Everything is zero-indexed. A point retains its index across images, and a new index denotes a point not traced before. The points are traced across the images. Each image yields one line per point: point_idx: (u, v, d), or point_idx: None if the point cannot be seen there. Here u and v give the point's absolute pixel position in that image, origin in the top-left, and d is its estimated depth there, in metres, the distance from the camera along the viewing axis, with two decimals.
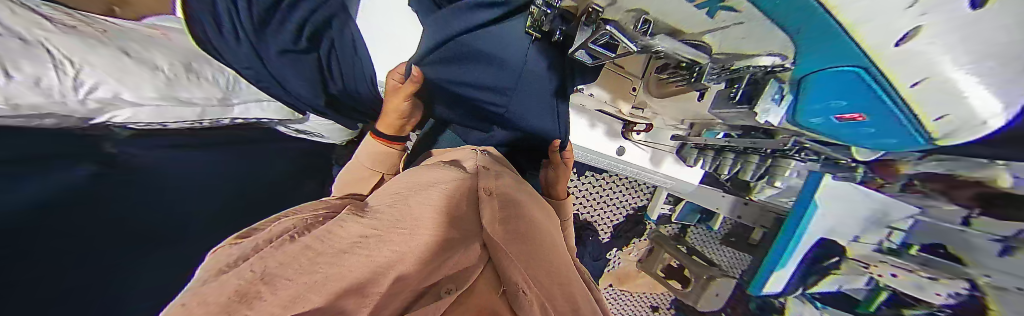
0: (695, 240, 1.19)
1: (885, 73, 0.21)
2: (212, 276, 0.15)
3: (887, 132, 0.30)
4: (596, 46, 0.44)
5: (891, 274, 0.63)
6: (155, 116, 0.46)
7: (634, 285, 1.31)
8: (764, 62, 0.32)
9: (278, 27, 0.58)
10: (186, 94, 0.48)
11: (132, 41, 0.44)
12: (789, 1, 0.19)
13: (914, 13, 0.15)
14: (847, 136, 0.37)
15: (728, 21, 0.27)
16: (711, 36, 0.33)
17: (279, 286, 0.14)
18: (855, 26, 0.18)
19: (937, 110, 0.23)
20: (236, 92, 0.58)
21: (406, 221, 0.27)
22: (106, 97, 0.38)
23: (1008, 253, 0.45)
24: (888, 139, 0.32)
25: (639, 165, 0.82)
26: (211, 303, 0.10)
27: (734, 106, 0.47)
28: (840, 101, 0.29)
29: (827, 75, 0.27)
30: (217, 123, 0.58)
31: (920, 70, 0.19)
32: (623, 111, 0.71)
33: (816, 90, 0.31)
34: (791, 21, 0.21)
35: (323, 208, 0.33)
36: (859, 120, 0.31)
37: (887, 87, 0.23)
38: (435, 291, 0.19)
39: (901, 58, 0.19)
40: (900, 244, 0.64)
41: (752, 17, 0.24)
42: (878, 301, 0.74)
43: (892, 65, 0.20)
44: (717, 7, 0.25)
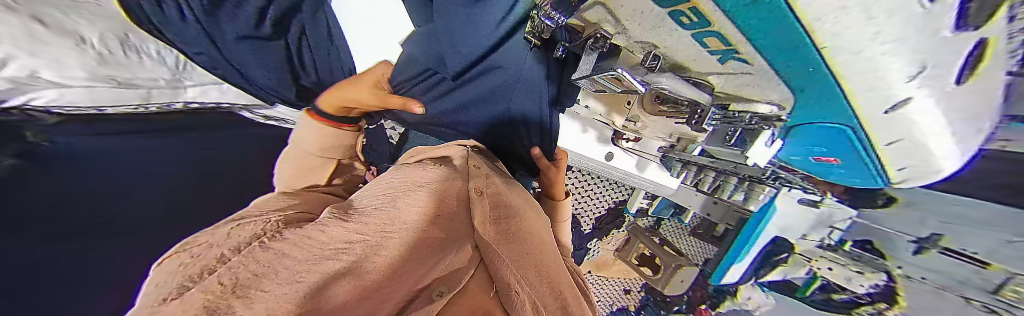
0: (667, 231, 1.29)
1: (873, 135, 0.36)
2: (180, 278, 0.13)
3: (855, 172, 0.49)
4: (603, 80, 0.42)
5: (829, 268, 0.74)
6: (87, 98, 0.50)
7: (609, 271, 1.39)
8: (760, 109, 0.39)
9: (232, 11, 0.55)
10: (125, 75, 0.52)
11: (56, 7, 0.43)
12: (812, 82, 0.28)
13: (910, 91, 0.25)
14: (824, 172, 0.57)
15: (737, 71, 0.32)
16: (716, 77, 0.36)
17: (265, 284, 0.13)
18: (860, 108, 0.30)
19: (903, 164, 0.41)
20: (187, 72, 0.60)
21: (393, 225, 0.27)
22: (16, 76, 0.41)
23: (918, 252, 0.60)
24: (855, 179, 0.53)
25: (625, 171, 0.84)
26: (195, 300, 0.09)
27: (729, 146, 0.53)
28: (823, 148, 0.46)
29: (816, 132, 0.42)
30: (166, 107, 0.61)
31: (896, 134, 0.33)
32: (615, 123, 0.69)
33: (807, 141, 0.47)
34: (804, 88, 0.30)
35: (291, 211, 0.31)
36: (834, 162, 0.50)
37: (871, 145, 0.38)
38: (427, 295, 0.19)
39: (883, 126, 0.33)
40: (837, 241, 0.73)
41: (759, 69, 0.29)
42: (813, 287, 0.84)
43: (877, 129, 0.34)
44: (731, 57, 0.29)
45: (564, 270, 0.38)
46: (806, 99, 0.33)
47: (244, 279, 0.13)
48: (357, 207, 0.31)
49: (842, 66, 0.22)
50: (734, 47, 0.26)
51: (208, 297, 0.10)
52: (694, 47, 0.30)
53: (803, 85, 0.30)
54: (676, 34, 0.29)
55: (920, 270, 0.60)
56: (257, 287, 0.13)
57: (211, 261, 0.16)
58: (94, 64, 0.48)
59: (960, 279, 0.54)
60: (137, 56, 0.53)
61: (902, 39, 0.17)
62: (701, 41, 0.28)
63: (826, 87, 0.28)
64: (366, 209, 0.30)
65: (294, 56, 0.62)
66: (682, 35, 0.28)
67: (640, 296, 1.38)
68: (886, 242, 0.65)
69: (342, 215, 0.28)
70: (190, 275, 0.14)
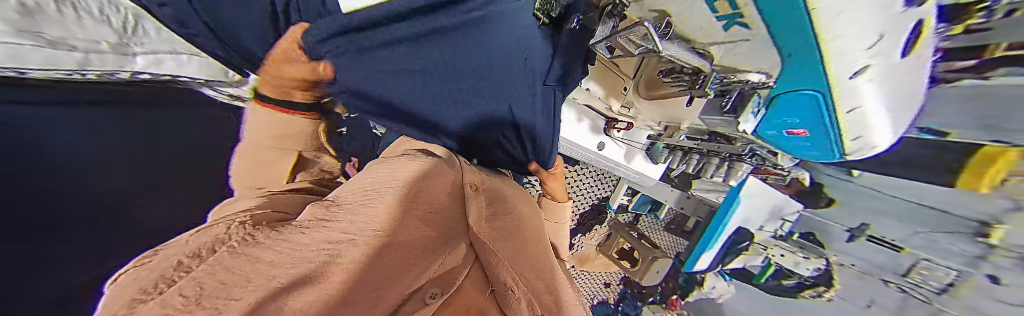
0: (644, 226, 1.38)
1: (833, 101, 0.33)
2: (145, 282, 0.11)
3: (817, 145, 0.44)
4: (622, 39, 0.42)
5: (782, 254, 0.80)
6: (17, 57, 0.37)
7: (591, 265, 1.44)
8: (751, 79, 0.40)
9: None
10: (50, 31, 0.42)
11: None
12: (793, 39, 0.28)
13: (866, 55, 0.25)
14: (792, 148, 0.51)
15: (736, 38, 0.34)
16: (718, 47, 0.38)
17: (243, 289, 0.11)
18: (833, 74, 0.29)
19: (858, 140, 0.38)
20: (136, 37, 0.53)
21: (384, 218, 0.25)
22: None
23: (854, 239, 0.67)
24: (816, 153, 0.48)
25: (614, 160, 0.89)
26: (150, 310, 0.07)
27: (723, 114, 0.52)
28: (796, 118, 0.41)
29: (791, 99, 0.38)
30: (115, 77, 0.50)
31: (856, 101, 0.32)
32: (613, 108, 0.77)
33: (781, 109, 0.42)
34: (790, 47, 0.30)
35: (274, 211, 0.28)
36: (801, 135, 0.44)
37: (832, 112, 0.35)
38: (419, 296, 0.19)
39: (846, 92, 0.31)
40: (787, 231, 0.81)
41: (759, 34, 0.31)
42: (767, 273, 0.89)
43: (841, 95, 0.32)
44: (734, 22, 0.32)
45: (556, 260, 0.40)
46: (791, 66, 0.33)
47: (217, 283, 0.11)
48: (342, 204, 0.28)
49: (826, 25, 0.24)
50: (740, 11, 0.29)
51: (171, 304, 0.08)
52: (703, 10, 0.33)
53: (795, 53, 0.30)
54: (691, 1, 0.33)
55: (852, 258, 0.68)
56: (233, 292, 0.11)
57: (176, 261, 0.14)
58: (15, 17, 0.38)
59: (879, 264, 0.63)
60: (72, 11, 0.45)
61: (871, 13, 0.21)
62: (711, 7, 0.31)
63: (807, 53, 0.29)
64: (353, 204, 0.28)
65: None
66: (696, 2, 0.32)
67: (619, 288, 1.46)
68: (824, 234, 0.73)
69: (325, 214, 0.25)
70: (146, 276, 0.12)
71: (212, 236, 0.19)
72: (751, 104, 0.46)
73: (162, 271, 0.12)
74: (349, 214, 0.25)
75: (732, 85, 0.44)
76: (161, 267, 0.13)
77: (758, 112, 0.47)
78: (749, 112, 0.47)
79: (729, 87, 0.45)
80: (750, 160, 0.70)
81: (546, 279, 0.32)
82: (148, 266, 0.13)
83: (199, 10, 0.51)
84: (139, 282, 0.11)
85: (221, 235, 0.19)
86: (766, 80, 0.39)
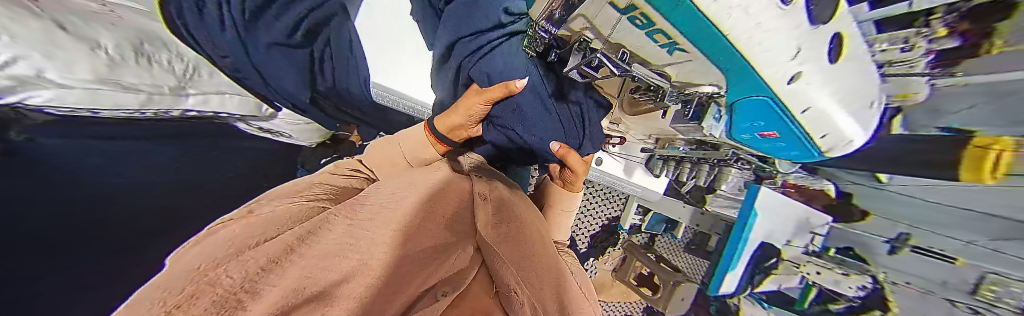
0: (661, 248, 1.31)
1: (785, 106, 0.28)
2: (195, 274, 0.14)
3: (791, 145, 0.38)
4: (587, 68, 0.46)
5: (818, 272, 0.64)
6: (85, 99, 0.46)
7: (607, 295, 1.32)
8: (706, 89, 0.37)
9: (271, 20, 0.62)
10: (131, 79, 0.50)
11: (75, 15, 0.46)
12: (720, 55, 0.24)
13: (795, 59, 0.21)
14: (767, 150, 0.46)
15: (682, 60, 0.31)
16: (671, 68, 0.36)
17: (273, 280, 0.15)
18: (771, 81, 0.24)
19: (830, 139, 0.32)
20: (194, 81, 0.62)
21: (397, 221, 0.26)
22: (23, 75, 0.38)
23: (896, 251, 0.56)
24: (792, 152, 0.41)
25: (614, 175, 0.94)
26: (197, 306, 0.10)
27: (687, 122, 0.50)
28: (760, 122, 0.35)
29: (743, 104, 0.33)
30: (166, 114, 0.61)
31: (806, 103, 0.26)
32: (602, 125, 0.80)
33: (739, 115, 0.37)
34: (720, 61, 0.25)
35: (283, 211, 0.29)
36: (774, 138, 0.38)
37: (789, 116, 0.29)
38: (433, 293, 0.21)
39: (793, 96, 0.26)
40: (820, 247, 0.68)
41: (698, 57, 0.27)
42: (810, 298, 0.74)
43: (791, 101, 0.26)
44: (674, 48, 0.29)
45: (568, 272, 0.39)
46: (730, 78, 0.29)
47: (252, 274, 0.15)
48: (365, 204, 0.31)
49: (743, 43, 0.20)
50: (675, 41, 0.27)
51: (219, 292, 0.12)
52: (644, 39, 0.31)
53: (726, 66, 0.26)
54: (632, 33, 0.31)
55: (903, 275, 0.54)
56: (263, 283, 0.14)
57: (212, 259, 0.17)
58: (103, 70, 0.46)
59: (940, 282, 0.48)
60: (149, 63, 0.53)
61: (783, 29, 0.18)
62: (651, 37, 0.29)
63: (736, 67, 0.25)
64: (374, 205, 0.30)
65: (318, 59, 0.71)
66: (638, 34, 0.30)
67: None
68: (864, 249, 0.61)
69: (348, 214, 0.29)
70: (184, 273, 0.15)
71: (224, 242, 0.21)
72: (711, 111, 0.43)
73: (194, 269, 0.15)
74: (367, 215, 0.28)
75: (691, 95, 0.43)
76: (205, 262, 0.16)
77: (721, 118, 0.43)
78: (709, 118, 0.44)
79: (689, 97, 0.44)
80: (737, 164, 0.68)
81: (556, 284, 0.32)
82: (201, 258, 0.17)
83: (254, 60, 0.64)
84: (204, 268, 0.15)
85: (232, 241, 0.21)
86: (719, 92, 0.36)
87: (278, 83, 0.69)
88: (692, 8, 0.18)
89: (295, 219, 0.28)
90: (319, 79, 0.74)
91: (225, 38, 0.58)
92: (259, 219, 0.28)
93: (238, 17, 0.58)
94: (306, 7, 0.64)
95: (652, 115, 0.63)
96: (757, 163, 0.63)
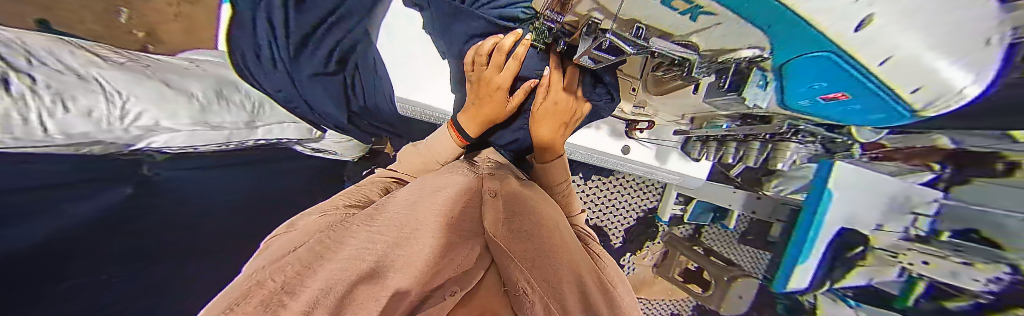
0: (709, 240, 1.16)
1: (856, 56, 0.26)
2: (240, 288, 0.16)
3: (871, 107, 0.34)
4: (600, 51, 0.41)
5: (925, 263, 0.52)
6: (187, 139, 0.57)
7: (651, 292, 1.23)
8: (745, 53, 0.35)
9: (311, 53, 0.73)
10: (217, 119, 0.61)
11: (173, 73, 0.60)
12: (764, 8, 0.23)
13: (862, 5, 0.19)
14: (836, 113, 0.41)
15: (710, 24, 0.31)
16: (698, 35, 0.35)
17: (307, 281, 0.17)
18: (830, 27, 0.23)
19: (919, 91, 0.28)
20: (260, 115, 0.72)
21: (411, 225, 0.30)
22: (147, 124, 0.50)
23: None
24: (875, 114, 0.36)
25: (644, 163, 0.90)
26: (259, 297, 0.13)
27: (723, 94, 0.46)
28: (822, 83, 0.33)
29: (804, 60, 0.31)
30: (241, 145, 0.69)
31: (888, 51, 0.24)
32: (625, 110, 0.74)
33: (800, 75, 0.34)
34: (761, 15, 0.24)
35: (311, 231, 0.31)
36: (843, 98, 0.35)
37: (860, 68, 0.27)
38: (441, 293, 0.21)
39: (867, 43, 0.23)
40: (927, 231, 0.52)
41: (729, 18, 0.27)
42: (916, 294, 0.57)
43: (861, 48, 0.24)
44: (698, 13, 0.29)
45: (582, 259, 0.39)
46: (777, 33, 0.27)
47: (292, 278, 0.17)
48: (383, 211, 0.34)
49: None
50: (698, 4, 0.26)
51: (265, 294, 0.13)
52: (663, 9, 0.30)
53: (770, 19, 0.25)
54: (650, 6, 0.31)
55: None
56: (300, 285, 0.16)
57: (253, 277, 0.19)
58: (195, 113, 0.58)
59: None
60: (226, 104, 0.64)
61: None
62: (668, 6, 0.29)
63: (783, 18, 0.24)
64: (391, 216, 0.33)
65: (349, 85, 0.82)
66: (654, 5, 0.30)
67: None
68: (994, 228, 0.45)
69: (369, 220, 0.32)
70: (232, 289, 0.17)
71: (247, 272, 0.22)
72: (751, 77, 0.40)
73: (241, 285, 0.17)
74: (384, 220, 0.31)
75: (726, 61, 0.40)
76: (236, 286, 0.18)
77: (766, 84, 0.41)
78: (750, 86, 0.41)
79: (722, 65, 0.42)
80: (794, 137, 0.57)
81: (577, 282, 0.30)
82: (246, 274, 0.21)
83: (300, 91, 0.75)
84: (249, 280, 0.18)
85: (252, 270, 0.22)
86: (761, 55, 0.34)
87: (323, 109, 0.79)
88: None
89: (307, 239, 0.29)
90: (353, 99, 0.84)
91: (276, 75, 0.72)
92: (301, 236, 0.31)
93: (284, 54, 0.70)
94: (339, 34, 0.75)
95: (680, 93, 0.57)
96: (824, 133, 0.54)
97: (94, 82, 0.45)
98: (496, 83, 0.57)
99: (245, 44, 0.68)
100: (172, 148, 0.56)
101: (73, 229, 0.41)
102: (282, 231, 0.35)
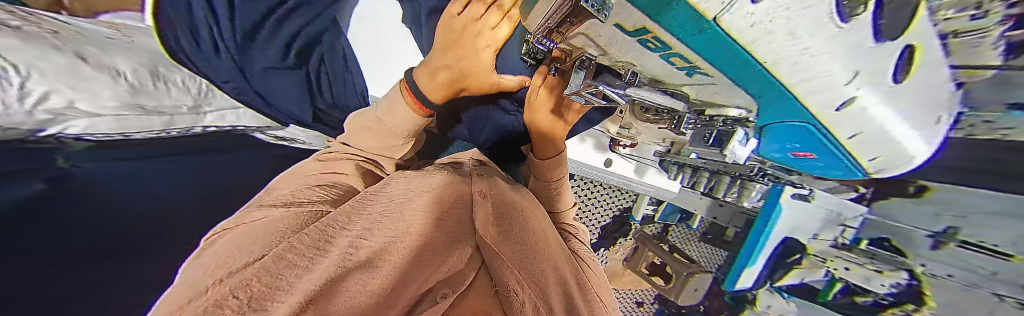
0: (673, 238, 1.25)
1: (829, 130, 0.24)
2: (192, 307, 0.15)
3: (833, 165, 0.34)
4: (590, 94, 0.40)
5: (846, 268, 0.60)
6: (116, 123, 0.52)
7: (620, 282, 1.29)
8: (733, 112, 0.33)
9: (266, 42, 0.68)
10: (152, 103, 0.57)
11: (88, 42, 0.50)
12: (758, 82, 0.19)
13: (852, 89, 0.17)
14: (801, 165, 0.41)
15: (703, 82, 0.26)
16: (689, 88, 0.31)
17: (279, 296, 0.16)
18: (813, 105, 0.20)
19: (875, 155, 0.28)
20: (207, 99, 0.67)
21: (397, 227, 0.28)
22: (57, 107, 0.44)
23: (940, 246, 0.48)
24: (836, 171, 0.36)
25: (624, 176, 0.93)
26: None
27: (707, 147, 0.41)
28: (796, 144, 0.31)
29: (773, 128, 0.29)
30: (187, 132, 0.63)
31: (862, 125, 0.22)
32: (610, 130, 0.79)
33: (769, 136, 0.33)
34: (755, 88, 0.20)
35: (279, 230, 0.29)
36: (810, 156, 0.34)
37: (831, 138, 0.26)
38: (432, 296, 0.23)
39: (843, 119, 0.22)
40: (850, 239, 0.61)
41: (722, 82, 0.23)
42: (835, 290, 0.69)
43: (837, 123, 0.22)
44: (695, 72, 0.24)
45: (564, 258, 0.41)
46: (759, 103, 0.24)
47: (258, 293, 0.16)
48: (362, 212, 0.33)
49: (788, 75, 0.16)
50: (697, 66, 0.22)
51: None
52: (654, 58, 0.25)
53: (758, 92, 0.22)
54: (645, 55, 0.26)
55: (945, 267, 0.48)
56: (271, 301, 0.15)
57: (208, 290, 0.17)
58: (125, 95, 0.53)
59: (987, 276, 0.43)
60: (164, 85, 0.60)
61: (839, 61, 0.14)
62: (668, 60, 0.24)
63: (772, 94, 0.20)
64: (371, 215, 0.32)
65: (315, 83, 0.76)
66: (650, 56, 0.25)
67: (654, 310, 1.30)
68: (900, 239, 0.53)
69: (346, 223, 0.30)
70: (184, 306, 0.15)
71: (203, 278, 0.20)
72: (737, 136, 0.36)
73: (192, 302, 0.15)
74: (367, 223, 0.30)
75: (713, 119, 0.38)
76: (185, 302, 0.16)
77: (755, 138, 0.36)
78: (736, 142, 0.36)
79: (710, 125, 0.40)
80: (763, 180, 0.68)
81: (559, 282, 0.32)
82: (201, 287, 0.18)
83: (251, 82, 0.69)
84: (208, 293, 0.17)
85: (207, 277, 0.20)
86: (744, 116, 0.32)
87: (280, 104, 0.74)
88: (729, 45, 0.14)
89: (276, 239, 0.27)
90: (317, 96, 0.78)
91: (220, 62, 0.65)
92: (262, 237, 0.28)
93: (231, 40, 0.63)
94: (296, 24, 0.72)
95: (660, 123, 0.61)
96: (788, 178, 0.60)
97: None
98: (480, 42, 0.40)
99: (177, 19, 0.59)
100: (95, 136, 0.50)
101: (18, 211, 0.35)
102: (233, 234, 0.30)
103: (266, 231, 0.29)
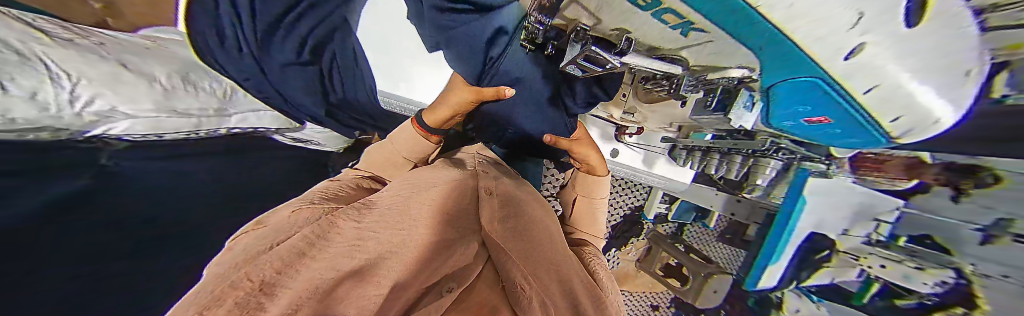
0: (692, 238, 1.20)
1: (840, 84, 0.25)
2: (216, 285, 0.16)
3: (848, 129, 0.34)
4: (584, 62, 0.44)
5: (882, 266, 0.53)
6: (150, 126, 0.58)
7: (631, 285, 1.28)
8: (736, 72, 0.36)
9: (283, 39, 0.69)
10: (182, 105, 0.61)
11: (129, 51, 0.54)
12: (754, 31, 0.21)
13: (857, 34, 0.17)
14: (821, 136, 0.42)
15: (698, 41, 0.30)
16: (688, 52, 0.35)
17: (286, 282, 0.17)
18: (807, 48, 0.21)
19: (897, 118, 0.28)
20: (233, 102, 0.71)
21: (406, 222, 0.29)
22: (102, 110, 0.48)
23: (987, 242, 0.37)
24: (850, 139, 0.37)
25: (631, 166, 0.93)
26: (232, 298, 0.13)
27: (712, 113, 0.51)
28: (806, 107, 0.33)
29: (786, 88, 0.31)
30: (214, 133, 0.71)
31: (876, 78, 0.22)
32: (613, 116, 0.78)
33: (782, 98, 0.35)
34: (751, 39, 0.23)
35: (301, 222, 0.31)
36: (825, 121, 0.35)
37: (844, 93, 0.26)
38: (438, 288, 0.23)
39: (854, 71, 0.22)
40: (888, 236, 0.53)
41: (720, 37, 0.26)
42: (872, 292, 0.57)
43: (848, 77, 0.23)
44: (689, 28, 0.27)
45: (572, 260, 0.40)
46: (764, 57, 0.26)
47: (270, 276, 0.17)
48: (373, 207, 0.35)
49: (773, 15, 0.18)
50: (689, 20, 0.25)
51: (240, 295, 0.13)
52: (657, 24, 0.30)
53: (756, 45, 0.24)
54: (638, 16, 0.30)
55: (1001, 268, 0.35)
56: (281, 285, 0.16)
57: (229, 272, 0.18)
58: (160, 99, 0.56)
59: None
60: (195, 90, 0.62)
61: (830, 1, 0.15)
62: (661, 19, 0.28)
63: (774, 44, 0.22)
64: (383, 209, 0.33)
65: (327, 77, 0.80)
66: (645, 17, 0.29)
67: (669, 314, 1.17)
68: (942, 233, 0.43)
69: (358, 217, 0.32)
70: (207, 286, 0.16)
71: (230, 261, 0.22)
72: (740, 98, 0.43)
73: (216, 281, 0.17)
74: (377, 217, 0.31)
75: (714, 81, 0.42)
76: (211, 281, 0.17)
77: (752, 106, 0.43)
78: (737, 107, 0.44)
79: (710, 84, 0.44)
80: (777, 155, 0.62)
81: (561, 282, 0.32)
82: (217, 273, 0.20)
83: (274, 82, 0.74)
84: (231, 273, 0.18)
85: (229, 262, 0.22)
86: (749, 75, 0.35)
87: (295, 99, 0.79)
88: None
89: (295, 231, 0.28)
90: (331, 92, 0.83)
91: (245, 62, 0.68)
92: (292, 225, 0.30)
93: (255, 40, 0.66)
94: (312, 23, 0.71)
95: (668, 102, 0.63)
96: (802, 152, 0.57)
97: (38, 62, 0.39)
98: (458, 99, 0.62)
99: (207, 27, 0.62)
100: (135, 137, 0.57)
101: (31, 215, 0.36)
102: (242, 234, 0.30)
103: (282, 227, 0.30)
